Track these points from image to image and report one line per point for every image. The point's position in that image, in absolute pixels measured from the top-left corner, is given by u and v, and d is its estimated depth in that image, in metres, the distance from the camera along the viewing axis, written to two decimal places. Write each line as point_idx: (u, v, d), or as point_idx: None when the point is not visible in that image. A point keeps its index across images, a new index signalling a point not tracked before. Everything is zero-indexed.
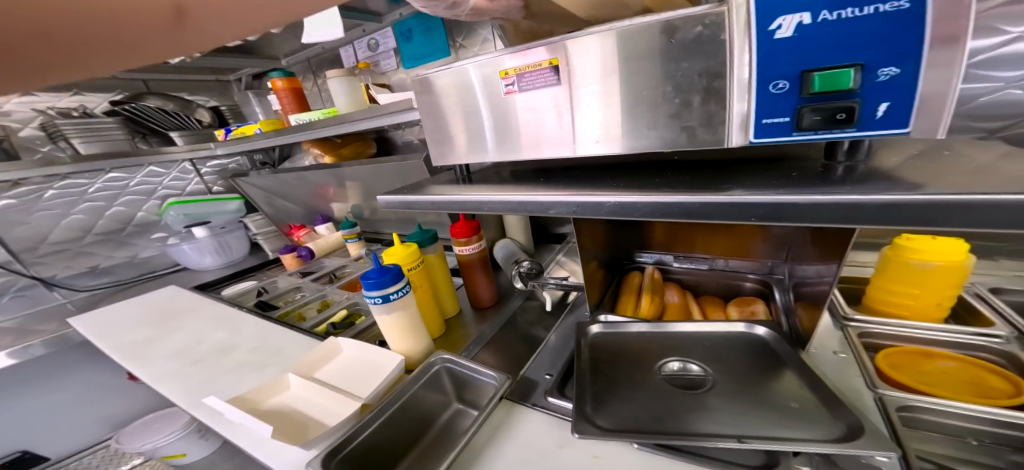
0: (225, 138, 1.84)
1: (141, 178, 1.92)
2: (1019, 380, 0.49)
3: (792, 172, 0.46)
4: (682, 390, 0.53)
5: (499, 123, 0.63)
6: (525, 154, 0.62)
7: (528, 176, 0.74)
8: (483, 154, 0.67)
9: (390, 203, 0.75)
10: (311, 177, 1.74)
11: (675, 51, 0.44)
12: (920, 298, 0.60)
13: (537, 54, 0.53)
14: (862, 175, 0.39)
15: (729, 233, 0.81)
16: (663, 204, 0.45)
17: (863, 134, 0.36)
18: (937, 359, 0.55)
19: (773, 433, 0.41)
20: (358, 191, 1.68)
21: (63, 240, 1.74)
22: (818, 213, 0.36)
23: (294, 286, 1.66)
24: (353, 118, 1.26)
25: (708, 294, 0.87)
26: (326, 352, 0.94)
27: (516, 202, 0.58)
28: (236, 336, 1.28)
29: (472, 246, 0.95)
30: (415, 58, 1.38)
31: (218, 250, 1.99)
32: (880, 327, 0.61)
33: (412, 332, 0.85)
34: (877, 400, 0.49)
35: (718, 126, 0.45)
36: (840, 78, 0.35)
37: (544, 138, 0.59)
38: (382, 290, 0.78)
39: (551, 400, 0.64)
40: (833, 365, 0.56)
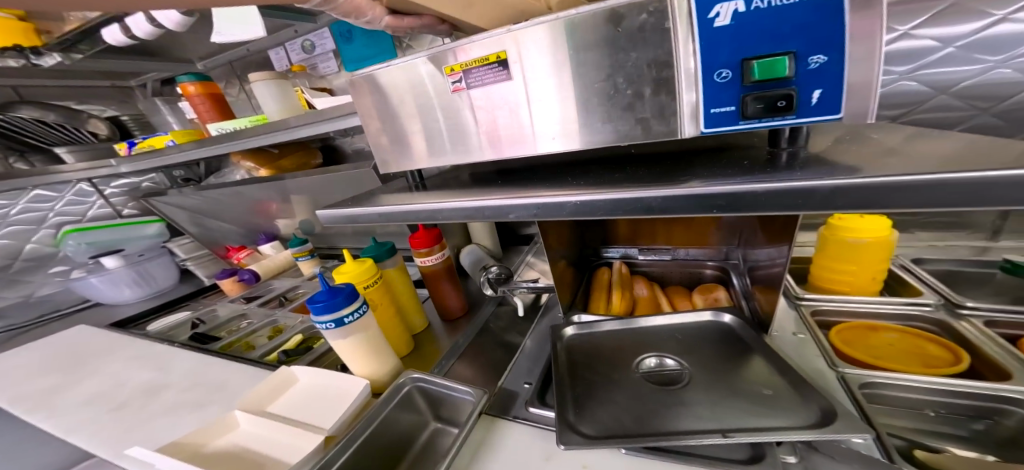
0: (129, 153, 1.60)
1: (25, 205, 1.65)
2: (955, 348, 0.55)
3: (746, 159, 0.46)
4: (661, 386, 0.53)
5: (451, 122, 0.59)
6: (481, 155, 0.58)
7: (487, 179, 0.70)
8: (442, 155, 0.62)
9: (331, 218, 0.69)
10: (246, 191, 1.57)
11: (622, 40, 0.43)
12: (858, 273, 0.66)
13: (485, 47, 0.50)
14: (805, 161, 0.40)
15: (687, 224, 0.85)
16: (625, 199, 0.43)
17: (801, 122, 0.37)
18: (882, 332, 0.61)
19: (753, 424, 0.42)
20: (305, 204, 1.55)
21: None
22: (772, 203, 0.36)
23: (238, 314, 1.50)
24: (291, 125, 1.15)
25: (672, 284, 0.89)
26: (279, 382, 0.85)
27: (472, 207, 0.55)
28: (161, 378, 1.11)
29: (434, 256, 0.90)
30: (360, 60, 1.28)
31: (137, 280, 1.77)
32: (829, 304, 0.66)
33: (375, 355, 0.78)
34: (840, 378, 0.52)
35: (668, 118, 0.43)
36: (776, 66, 0.36)
37: (497, 135, 0.55)
38: (334, 314, 0.71)
39: (532, 410, 0.62)
40: (793, 346, 0.59)
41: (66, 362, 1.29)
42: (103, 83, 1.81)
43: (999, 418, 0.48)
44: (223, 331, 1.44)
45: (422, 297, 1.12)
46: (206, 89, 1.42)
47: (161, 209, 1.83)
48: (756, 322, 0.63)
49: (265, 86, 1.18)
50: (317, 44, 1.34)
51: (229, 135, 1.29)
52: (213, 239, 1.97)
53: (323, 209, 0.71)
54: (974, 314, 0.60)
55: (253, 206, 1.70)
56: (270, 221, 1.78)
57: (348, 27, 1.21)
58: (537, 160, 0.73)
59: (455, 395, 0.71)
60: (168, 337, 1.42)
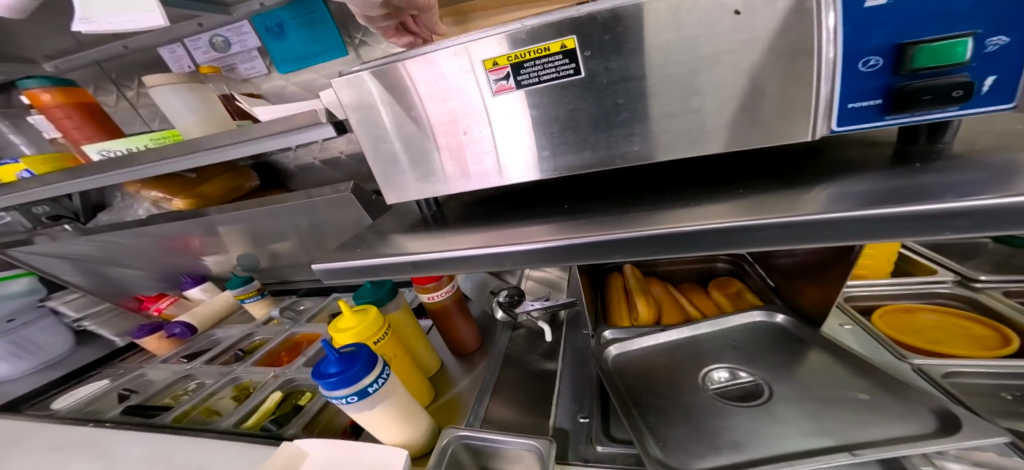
0: None
1: None
2: (995, 326, 0.62)
3: (865, 168, 0.42)
4: (744, 402, 0.53)
5: (410, 148, 0.52)
6: (446, 187, 0.53)
7: (507, 209, 0.59)
8: (409, 184, 0.55)
9: (331, 271, 0.54)
10: (159, 228, 1.25)
11: (749, 24, 0.36)
12: (875, 257, 0.76)
13: (543, 36, 0.41)
14: (947, 160, 0.39)
15: None
16: (801, 224, 0.35)
17: (965, 113, 0.34)
18: (920, 313, 0.68)
19: (867, 434, 0.43)
20: (242, 238, 1.29)
21: None
22: (892, 225, 0.33)
23: (181, 376, 1.22)
24: (219, 141, 0.88)
25: (683, 280, 0.92)
26: (286, 461, 0.70)
27: (544, 247, 0.44)
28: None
29: (443, 291, 0.80)
30: (296, 59, 1.08)
31: (13, 352, 1.39)
32: (860, 290, 0.75)
33: (409, 414, 0.69)
34: (918, 371, 0.56)
35: (782, 119, 0.39)
36: (950, 50, 0.32)
37: (462, 164, 0.51)
38: (355, 386, 0.59)
39: (601, 449, 0.59)
40: (857, 339, 0.63)
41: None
42: None
43: None
44: (166, 398, 1.17)
45: (426, 328, 1.01)
46: (73, 97, 1.06)
47: (27, 259, 1.39)
48: (800, 316, 0.67)
49: (169, 93, 0.93)
50: (232, 39, 1.10)
51: (124, 160, 0.98)
52: (118, 288, 1.58)
53: (319, 261, 0.55)
54: (990, 287, 0.70)
55: (172, 245, 1.37)
56: (197, 261, 1.47)
57: (280, 18, 1.04)
58: (553, 181, 0.65)
59: (505, 446, 0.64)
60: (92, 415, 1.14)
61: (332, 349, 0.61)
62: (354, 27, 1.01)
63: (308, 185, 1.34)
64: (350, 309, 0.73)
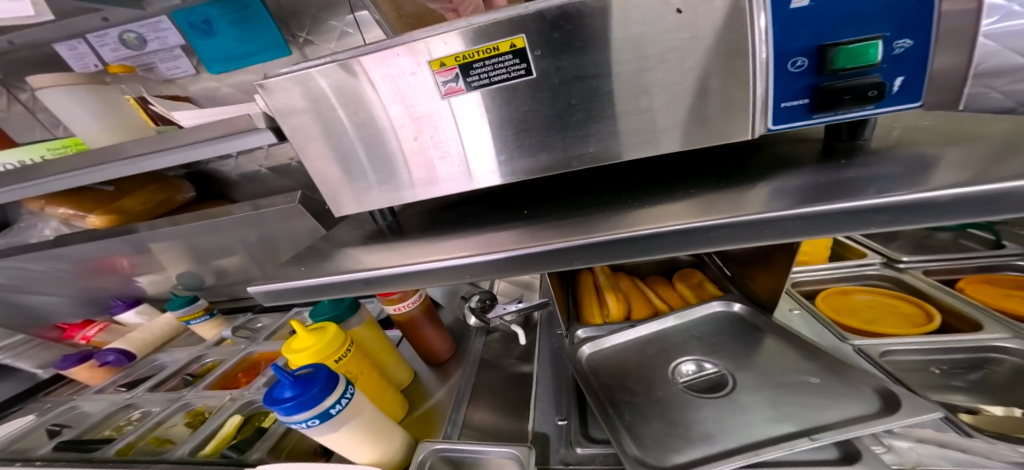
0: None
1: None
2: (917, 303, 0.69)
3: (803, 162, 0.44)
4: (711, 393, 0.56)
5: (364, 153, 0.48)
6: (407, 195, 0.50)
7: (471, 215, 0.56)
8: (365, 193, 0.52)
9: (273, 292, 0.48)
10: (78, 248, 1.11)
11: (689, 24, 0.35)
12: (816, 244, 0.82)
13: (493, 34, 0.39)
14: (867, 154, 0.41)
15: None
16: (754, 222, 0.34)
17: (881, 111, 0.36)
18: (856, 294, 0.75)
19: (819, 417, 0.47)
20: (179, 255, 1.16)
21: None
22: (834, 221, 0.32)
23: (116, 410, 1.09)
24: (138, 150, 0.78)
25: (649, 272, 0.95)
26: None
27: (509, 257, 0.40)
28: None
29: (410, 301, 0.75)
30: (229, 59, 0.97)
31: None
32: (804, 275, 0.80)
33: (384, 434, 0.65)
34: (860, 351, 0.61)
35: (723, 118, 0.39)
36: (865, 52, 0.33)
37: (428, 168, 0.48)
38: (316, 409, 0.53)
39: (580, 450, 0.59)
40: (805, 323, 0.68)
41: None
42: None
43: (992, 367, 0.58)
44: (106, 430, 1.04)
45: (395, 339, 0.97)
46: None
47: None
48: (754, 303, 0.71)
49: (62, 95, 0.80)
50: (148, 36, 0.97)
51: (24, 173, 0.84)
52: (31, 318, 1.37)
53: (258, 283, 0.49)
54: (910, 266, 0.78)
55: (94, 267, 1.21)
56: (128, 282, 1.31)
57: (205, 14, 0.93)
58: (513, 185, 0.63)
59: (485, 456, 0.63)
60: (19, 454, 1.00)
61: (285, 373, 0.54)
62: (296, 24, 0.93)
63: (255, 194, 1.23)
64: (305, 328, 0.66)
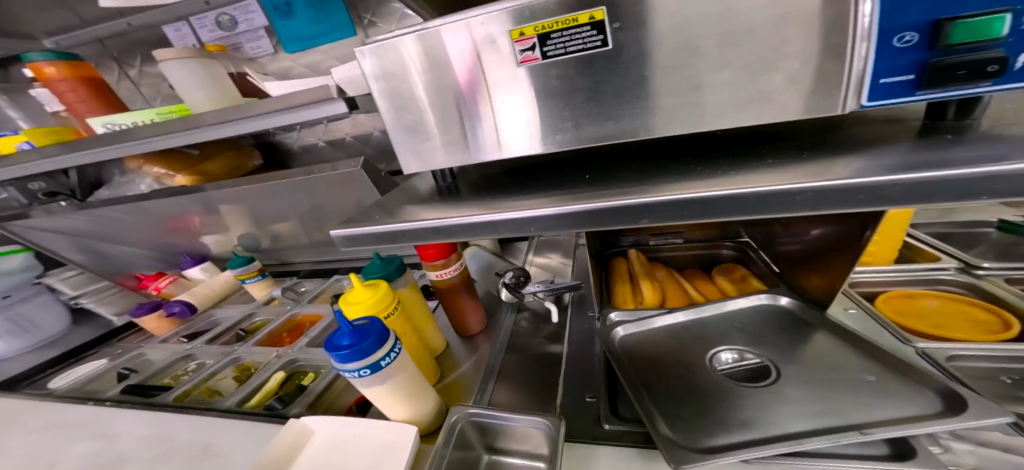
0: None
1: None
2: (995, 310, 0.63)
3: (891, 140, 0.41)
4: (752, 383, 0.54)
5: (423, 116, 0.51)
6: (456, 160, 0.53)
7: (520, 182, 0.57)
8: (416, 155, 0.54)
9: (351, 238, 0.52)
10: (159, 205, 1.22)
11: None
12: (883, 243, 0.77)
13: (573, 5, 0.40)
14: (978, 131, 0.38)
15: None
16: (841, 188, 0.33)
17: (998, 91, 0.33)
18: (923, 299, 0.70)
19: (873, 414, 0.44)
20: (243, 217, 1.26)
21: None
22: (934, 191, 0.31)
23: (181, 355, 1.21)
24: (224, 117, 0.86)
25: (687, 265, 0.93)
26: (294, 437, 0.71)
27: (572, 211, 0.41)
28: (104, 459, 0.88)
29: (451, 268, 0.77)
30: (303, 39, 1.05)
31: (12, 329, 1.35)
32: (864, 276, 0.76)
33: (419, 392, 0.68)
34: (922, 354, 0.57)
35: (812, 91, 0.38)
36: (987, 26, 0.31)
37: (484, 137, 0.50)
38: (367, 359, 0.56)
39: (608, 427, 0.60)
40: (862, 323, 0.65)
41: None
42: None
43: None
44: (166, 378, 1.16)
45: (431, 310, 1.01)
46: (78, 71, 1.02)
47: (25, 235, 1.36)
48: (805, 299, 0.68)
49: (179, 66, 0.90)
50: (239, 18, 1.07)
51: (125, 135, 0.94)
52: (117, 268, 1.55)
53: (339, 228, 0.53)
54: (991, 273, 0.71)
55: (172, 224, 1.34)
56: (197, 241, 1.45)
57: None
58: (564, 155, 0.64)
59: (513, 424, 0.64)
60: (92, 395, 1.12)
61: (344, 321, 0.58)
62: (363, 6, 0.99)
63: None
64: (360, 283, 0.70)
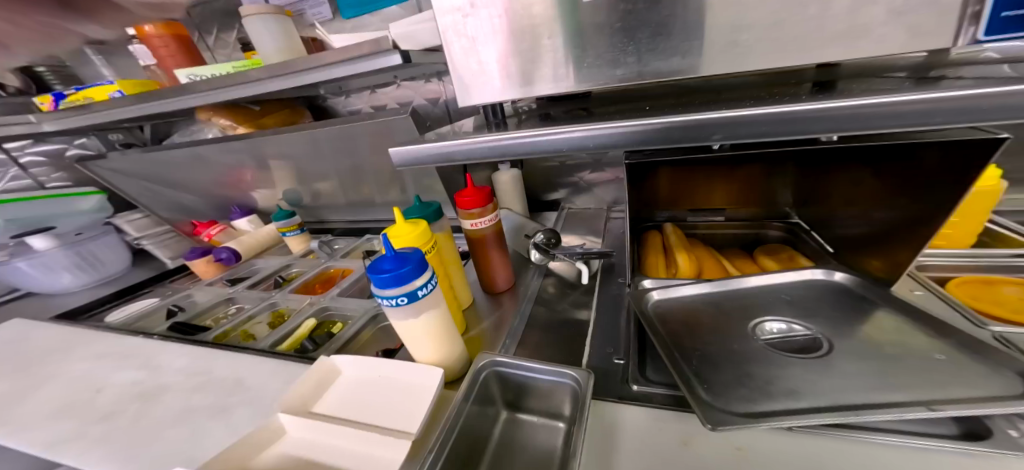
0: (55, 109, 1.21)
1: None
2: None
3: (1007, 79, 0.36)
4: (800, 354, 0.51)
5: (481, 47, 0.56)
6: (504, 91, 0.58)
7: (581, 116, 0.56)
8: (467, 85, 0.59)
9: (409, 157, 0.61)
10: (213, 155, 1.25)
11: None
12: (960, 226, 0.70)
13: None
14: None
15: (731, 178, 0.83)
16: None
17: None
18: (1002, 286, 0.63)
19: (940, 392, 0.41)
20: (289, 174, 1.30)
21: None
22: None
23: (223, 298, 1.26)
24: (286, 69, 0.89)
25: (727, 245, 0.88)
26: (321, 376, 0.71)
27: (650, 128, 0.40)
28: (145, 387, 0.86)
29: (487, 218, 0.78)
30: (363, 4, 1.07)
31: (79, 264, 1.44)
32: (934, 260, 0.69)
33: (448, 337, 0.69)
34: (998, 338, 0.52)
35: None
36: None
37: (534, 71, 0.55)
38: (406, 287, 0.58)
39: (637, 388, 0.58)
40: (931, 304, 0.60)
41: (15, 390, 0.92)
42: None
43: None
44: (208, 319, 1.20)
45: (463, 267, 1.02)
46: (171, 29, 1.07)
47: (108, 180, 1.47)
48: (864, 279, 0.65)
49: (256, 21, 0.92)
50: None
51: (188, 86, 0.97)
52: (172, 217, 1.65)
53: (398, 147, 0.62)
54: None
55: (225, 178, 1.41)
56: (245, 194, 1.52)
57: None
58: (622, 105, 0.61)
59: (537, 378, 0.63)
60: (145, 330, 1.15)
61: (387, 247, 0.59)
62: None
63: None
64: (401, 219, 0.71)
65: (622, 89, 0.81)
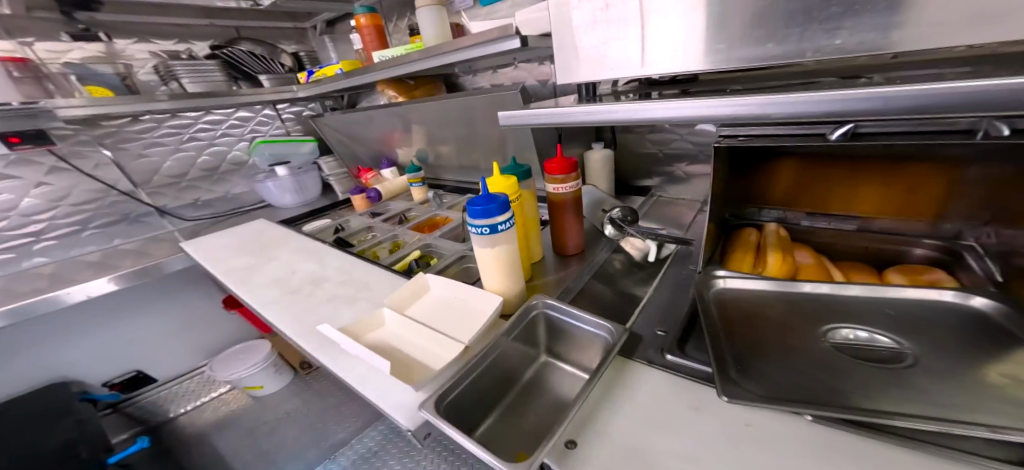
0: (308, 80, 1.64)
1: (224, 130, 1.83)
2: None
3: None
4: (869, 361, 0.45)
5: (615, 29, 0.56)
6: (640, 71, 0.57)
7: (680, 95, 0.58)
8: (592, 68, 0.62)
9: (514, 119, 0.73)
10: (375, 121, 1.56)
11: None
12: None
13: None
14: None
15: (879, 176, 0.69)
16: None
17: None
18: None
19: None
20: (423, 137, 1.53)
21: (174, 173, 1.73)
22: None
23: (366, 225, 1.48)
24: (440, 49, 1.06)
25: (850, 259, 0.75)
26: (416, 288, 0.82)
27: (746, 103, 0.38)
28: (314, 275, 1.03)
29: (568, 185, 0.82)
30: None
31: (297, 188, 1.78)
32: None
33: (511, 272, 0.76)
34: None
35: None
36: None
37: (675, 47, 0.52)
38: (490, 220, 0.69)
39: (670, 358, 0.57)
40: None
41: (250, 250, 1.26)
42: (287, 24, 1.89)
43: None
44: (355, 239, 1.43)
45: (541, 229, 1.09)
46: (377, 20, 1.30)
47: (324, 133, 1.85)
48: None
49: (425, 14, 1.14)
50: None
51: (369, 67, 1.25)
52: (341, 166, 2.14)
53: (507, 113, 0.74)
54: None
55: (377, 143, 1.76)
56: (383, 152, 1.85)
57: None
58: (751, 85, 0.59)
59: (579, 326, 0.68)
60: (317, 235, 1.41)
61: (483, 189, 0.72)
62: None
63: None
64: (498, 175, 0.80)
65: (731, 74, 0.77)
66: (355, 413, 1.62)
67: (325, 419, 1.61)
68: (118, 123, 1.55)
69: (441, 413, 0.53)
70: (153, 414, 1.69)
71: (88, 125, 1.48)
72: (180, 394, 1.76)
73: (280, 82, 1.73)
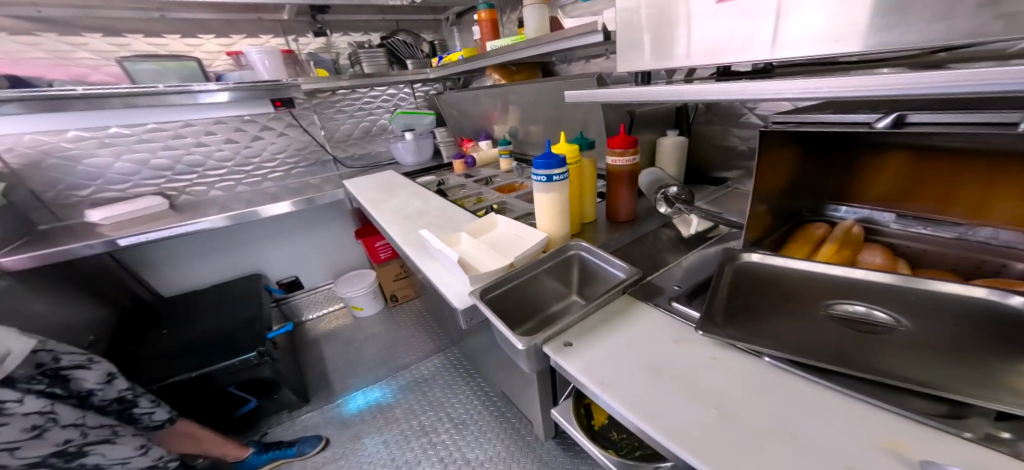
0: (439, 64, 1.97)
1: (380, 103, 2.33)
2: None
3: None
4: (858, 329, 0.49)
5: (741, 15, 0.54)
6: (768, 57, 0.53)
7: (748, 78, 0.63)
8: (689, 60, 0.63)
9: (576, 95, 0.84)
10: (481, 100, 1.83)
11: None
12: None
13: None
14: None
15: (994, 173, 0.62)
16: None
17: None
18: None
19: (977, 391, 0.39)
20: (517, 116, 1.72)
21: (347, 134, 2.28)
22: None
23: (460, 184, 1.76)
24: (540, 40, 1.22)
25: (931, 267, 0.68)
26: (486, 224, 1.01)
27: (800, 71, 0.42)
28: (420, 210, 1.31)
29: (626, 159, 0.91)
30: None
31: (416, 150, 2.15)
32: None
33: (560, 216, 0.90)
34: None
35: None
36: None
37: (816, 30, 0.48)
38: (548, 172, 0.84)
39: (676, 304, 0.64)
40: None
41: (381, 189, 1.65)
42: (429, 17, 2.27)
43: None
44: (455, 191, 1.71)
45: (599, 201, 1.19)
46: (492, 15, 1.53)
47: (443, 107, 2.23)
48: None
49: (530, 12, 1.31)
50: None
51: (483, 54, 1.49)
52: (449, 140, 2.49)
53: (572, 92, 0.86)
54: None
55: (480, 119, 2.04)
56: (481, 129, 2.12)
57: None
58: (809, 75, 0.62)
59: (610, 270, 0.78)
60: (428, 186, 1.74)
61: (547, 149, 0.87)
62: None
63: None
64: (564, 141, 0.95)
65: (809, 63, 0.76)
66: (418, 346, 1.95)
67: (398, 345, 1.98)
68: (326, 96, 2.12)
69: (483, 300, 0.70)
70: (295, 314, 2.25)
71: (310, 96, 2.08)
72: (312, 303, 2.32)
73: (418, 65, 2.11)
